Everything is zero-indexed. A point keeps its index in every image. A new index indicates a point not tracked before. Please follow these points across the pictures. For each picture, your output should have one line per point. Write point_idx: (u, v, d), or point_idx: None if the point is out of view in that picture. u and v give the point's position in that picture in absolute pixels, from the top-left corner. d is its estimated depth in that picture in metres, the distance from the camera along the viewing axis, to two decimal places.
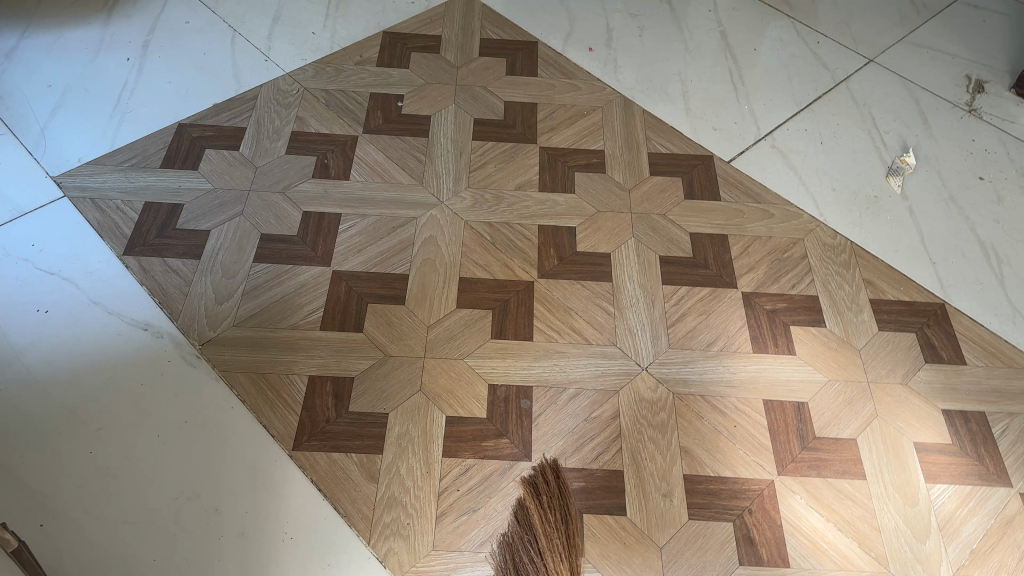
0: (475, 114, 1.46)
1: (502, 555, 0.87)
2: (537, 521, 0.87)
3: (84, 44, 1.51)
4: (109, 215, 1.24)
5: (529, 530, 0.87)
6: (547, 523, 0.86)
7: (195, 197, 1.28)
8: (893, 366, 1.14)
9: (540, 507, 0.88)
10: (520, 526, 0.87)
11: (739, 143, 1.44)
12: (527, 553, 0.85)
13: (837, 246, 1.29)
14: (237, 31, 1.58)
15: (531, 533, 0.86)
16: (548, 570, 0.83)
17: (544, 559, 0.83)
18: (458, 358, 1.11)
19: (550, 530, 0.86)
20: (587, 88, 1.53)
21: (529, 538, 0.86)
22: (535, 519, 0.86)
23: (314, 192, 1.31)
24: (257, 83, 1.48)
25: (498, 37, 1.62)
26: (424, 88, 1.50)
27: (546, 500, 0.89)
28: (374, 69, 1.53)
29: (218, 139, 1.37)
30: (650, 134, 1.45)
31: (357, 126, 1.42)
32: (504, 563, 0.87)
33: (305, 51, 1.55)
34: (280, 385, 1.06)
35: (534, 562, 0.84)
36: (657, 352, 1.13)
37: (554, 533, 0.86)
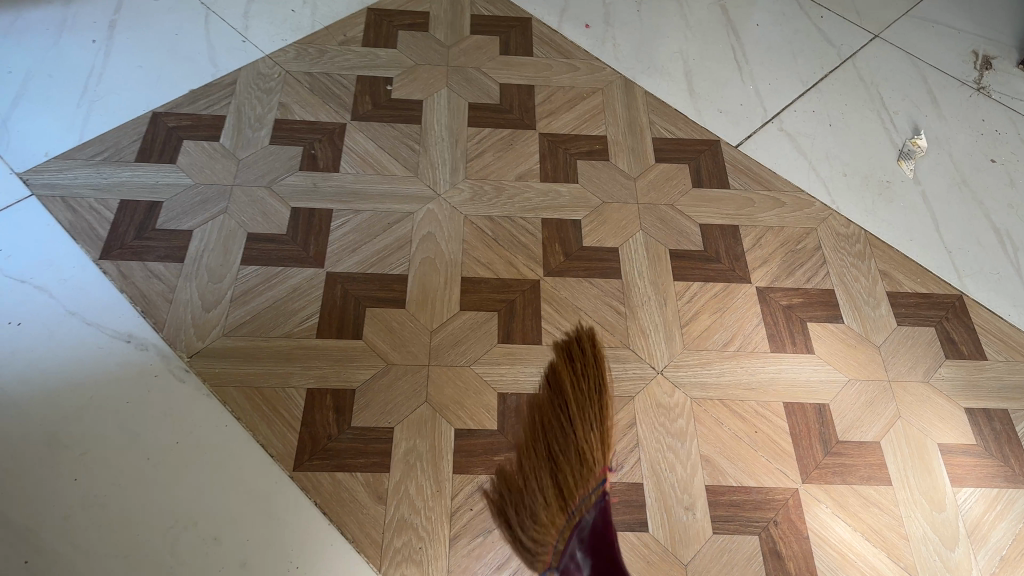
0: (468, 98, 1.38)
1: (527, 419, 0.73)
2: (568, 385, 0.72)
3: (46, 26, 1.40)
4: (82, 215, 1.16)
5: (559, 394, 0.72)
6: (580, 391, 0.72)
7: (174, 194, 1.20)
8: (914, 363, 1.10)
9: (574, 376, 0.72)
10: (548, 391, 0.73)
11: (746, 127, 1.38)
12: (553, 418, 0.71)
13: (851, 235, 1.24)
14: (211, 9, 1.47)
15: (561, 397, 0.71)
16: (578, 436, 0.69)
17: (571, 424, 0.70)
18: (464, 365, 1.05)
19: (581, 396, 0.71)
20: (585, 68, 1.46)
21: (558, 402, 0.71)
22: (567, 385, 0.71)
23: (302, 186, 1.23)
24: (235, 67, 1.38)
25: (489, 13, 1.53)
26: (413, 71, 1.42)
27: (582, 367, 0.73)
28: (359, 50, 1.44)
29: (196, 129, 1.28)
30: (654, 118, 1.39)
31: (344, 112, 1.34)
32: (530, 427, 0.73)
33: (285, 31, 1.45)
34: (277, 400, 1.00)
35: (562, 425, 0.70)
36: (672, 354, 1.08)
37: (587, 399, 0.71)
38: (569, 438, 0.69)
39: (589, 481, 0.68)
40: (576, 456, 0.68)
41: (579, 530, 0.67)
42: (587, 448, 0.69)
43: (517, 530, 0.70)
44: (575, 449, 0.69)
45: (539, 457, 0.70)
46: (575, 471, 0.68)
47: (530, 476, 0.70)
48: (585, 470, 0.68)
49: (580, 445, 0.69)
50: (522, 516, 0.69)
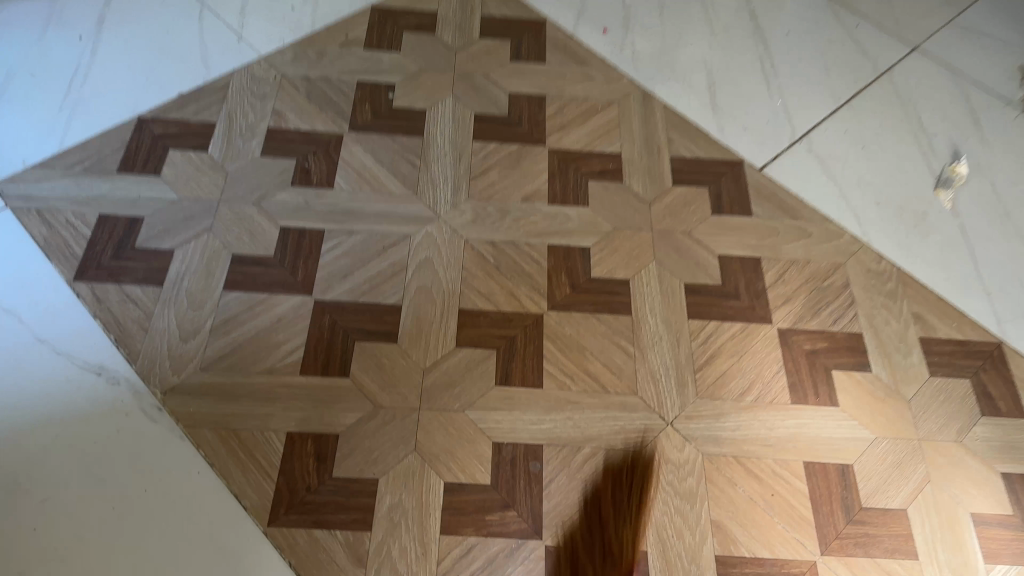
0: (475, 109, 1.30)
1: None
2: (618, 513, 0.90)
3: (30, 19, 1.32)
4: (58, 231, 1.09)
5: None
6: None
7: (156, 209, 1.12)
8: (947, 420, 1.01)
9: None
10: None
11: (772, 148, 1.29)
12: (595, 522, 0.89)
13: (882, 272, 1.15)
14: (206, 5, 1.39)
15: (602, 527, 0.89)
16: None
17: (602, 529, 0.89)
18: (458, 410, 0.97)
19: (625, 507, 0.91)
20: (601, 77, 1.36)
21: (601, 527, 0.89)
22: None
23: (293, 203, 1.15)
24: (229, 68, 1.30)
25: (501, 15, 1.44)
26: (418, 77, 1.33)
27: None
28: (361, 52, 1.35)
29: (183, 138, 1.20)
30: (673, 135, 1.29)
31: (342, 122, 1.26)
32: None
33: (282, 30, 1.36)
34: (254, 444, 0.93)
35: (596, 535, 0.89)
36: (684, 403, 1.00)
37: (629, 518, 0.90)
38: (599, 535, 0.89)
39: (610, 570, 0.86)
40: (601, 549, 0.88)
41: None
42: (612, 544, 0.88)
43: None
44: (601, 545, 0.88)
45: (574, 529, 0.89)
46: (590, 557, 0.87)
47: None
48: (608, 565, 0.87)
49: (608, 563, 0.87)
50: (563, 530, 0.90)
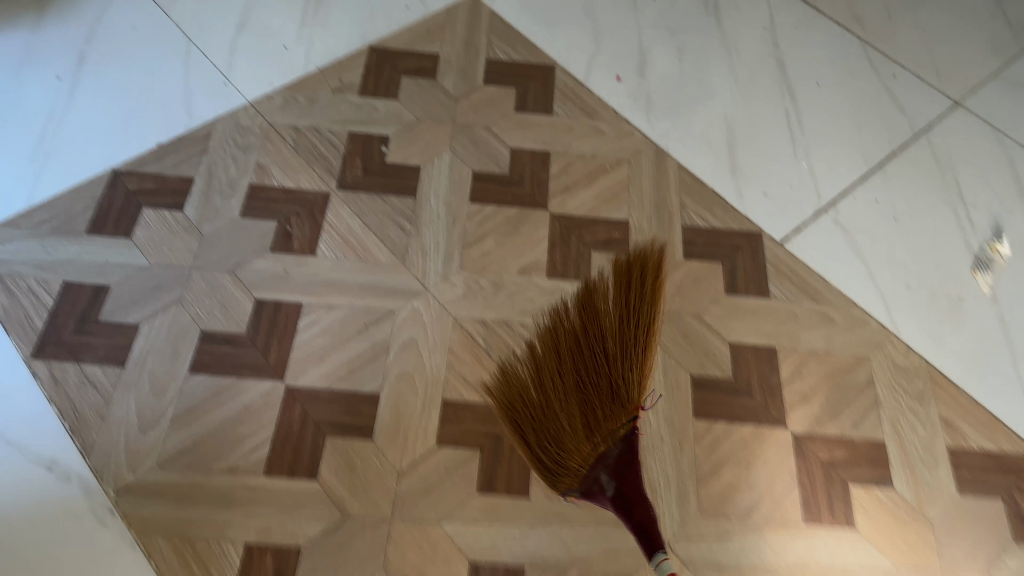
0: (474, 166, 1.21)
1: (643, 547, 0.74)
2: (615, 318, 0.82)
3: (6, 55, 1.25)
4: (18, 300, 1.02)
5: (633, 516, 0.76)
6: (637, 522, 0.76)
7: (124, 276, 1.05)
8: (974, 549, 0.92)
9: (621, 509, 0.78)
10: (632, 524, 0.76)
11: (795, 217, 1.18)
12: (589, 315, 0.82)
13: (910, 368, 1.04)
14: (193, 42, 1.31)
15: (604, 345, 0.80)
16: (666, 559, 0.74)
17: (607, 356, 0.80)
18: (434, 522, 0.89)
19: (626, 320, 0.82)
20: (612, 132, 1.27)
21: (600, 341, 0.81)
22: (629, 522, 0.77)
23: (271, 272, 1.07)
24: (213, 116, 1.22)
25: (507, 59, 1.34)
26: (414, 128, 1.24)
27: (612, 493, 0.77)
28: (355, 100, 1.27)
29: (158, 194, 1.13)
30: (686, 200, 1.19)
31: (329, 178, 1.17)
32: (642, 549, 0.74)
33: (273, 73, 1.28)
34: (209, 557, 0.86)
35: (602, 351, 0.80)
36: (684, 520, 0.91)
37: (629, 341, 0.81)
38: (607, 367, 0.79)
39: (621, 422, 0.79)
40: (606, 388, 0.79)
41: (602, 473, 0.78)
42: (619, 386, 0.79)
43: (539, 447, 0.80)
44: (609, 381, 0.79)
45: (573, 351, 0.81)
46: (603, 402, 0.78)
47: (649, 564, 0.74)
48: (617, 408, 0.78)
49: (620, 409, 0.78)
50: (561, 374, 0.80)
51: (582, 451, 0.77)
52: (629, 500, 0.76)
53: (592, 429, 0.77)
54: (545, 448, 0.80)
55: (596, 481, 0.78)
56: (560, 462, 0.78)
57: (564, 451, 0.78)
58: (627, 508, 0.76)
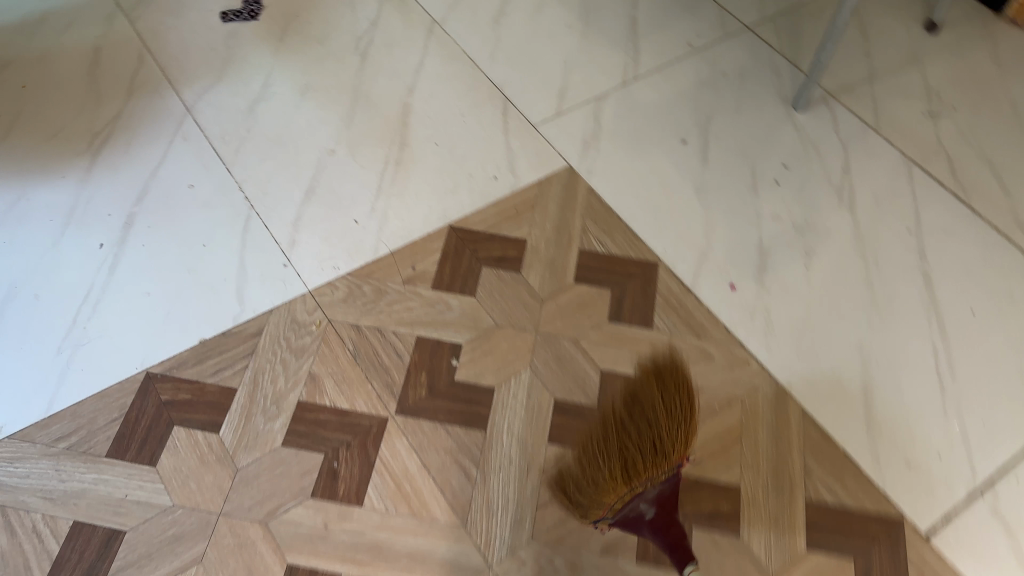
0: (557, 393, 1.02)
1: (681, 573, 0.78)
2: (658, 409, 0.81)
3: (50, 216, 1.14)
4: (20, 543, 0.89)
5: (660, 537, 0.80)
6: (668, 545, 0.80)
7: (142, 519, 0.90)
8: None
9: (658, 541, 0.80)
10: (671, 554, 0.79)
11: (944, 500, 0.97)
12: (646, 408, 0.81)
13: None
14: (255, 207, 1.17)
15: (651, 417, 0.80)
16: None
17: (652, 426, 0.80)
18: None
19: (664, 396, 0.82)
20: (723, 357, 1.08)
21: (644, 416, 0.81)
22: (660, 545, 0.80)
23: (310, 528, 0.91)
24: (266, 304, 1.08)
25: (604, 251, 1.17)
26: (490, 335, 1.08)
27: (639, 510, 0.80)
28: (428, 294, 1.11)
29: (193, 408, 0.98)
30: (811, 463, 0.99)
31: (389, 399, 1.01)
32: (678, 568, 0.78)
33: (338, 253, 1.14)
34: None
35: (644, 424, 0.80)
36: None
37: (672, 413, 0.81)
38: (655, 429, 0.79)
39: (660, 470, 0.79)
40: (651, 445, 0.78)
41: (641, 504, 0.80)
42: (665, 446, 0.79)
43: (580, 485, 0.83)
44: (655, 439, 0.79)
45: (617, 421, 0.82)
46: (648, 457, 0.78)
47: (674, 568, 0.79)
48: (659, 459, 0.79)
49: (662, 462, 0.79)
50: (606, 430, 0.82)
51: (620, 493, 0.78)
52: (665, 524, 0.80)
53: (631, 476, 0.77)
54: (584, 489, 0.82)
55: (635, 510, 0.80)
56: (592, 497, 0.81)
57: (600, 492, 0.79)
58: (662, 534, 0.80)
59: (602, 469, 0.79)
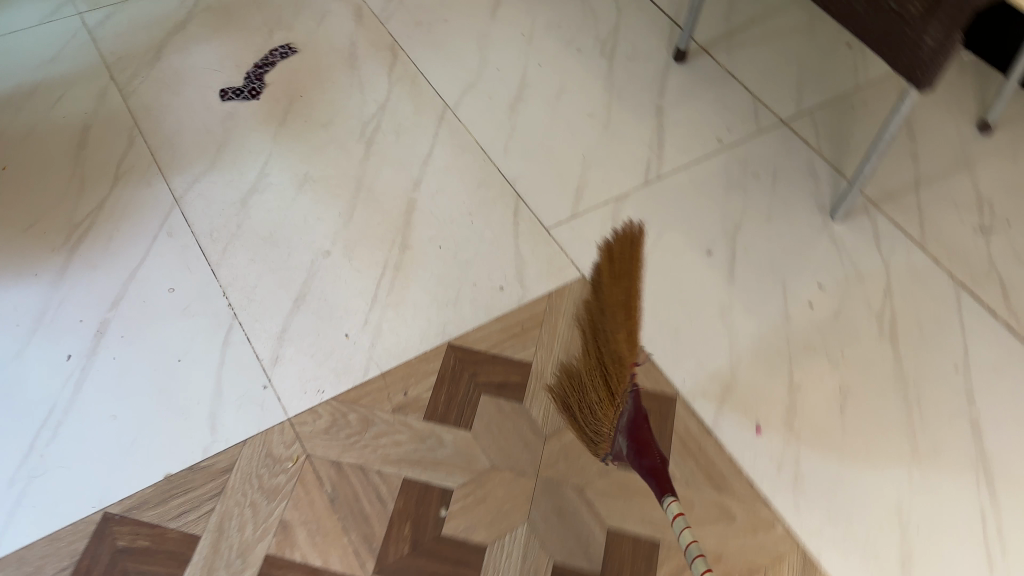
0: (556, 555, 0.91)
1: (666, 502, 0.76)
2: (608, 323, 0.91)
3: (18, 321, 1.06)
4: None
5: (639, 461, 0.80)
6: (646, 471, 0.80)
7: None
8: None
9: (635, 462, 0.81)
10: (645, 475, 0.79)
11: None
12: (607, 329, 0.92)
13: None
14: (238, 316, 1.09)
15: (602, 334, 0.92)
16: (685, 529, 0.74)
17: (616, 339, 0.88)
18: None
19: (610, 303, 0.92)
20: (743, 517, 0.96)
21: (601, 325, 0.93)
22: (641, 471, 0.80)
23: None
24: (240, 434, 0.98)
25: None
26: (485, 478, 0.96)
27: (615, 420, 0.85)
28: (419, 425, 1.01)
29: (150, 559, 0.89)
30: None
31: (367, 555, 0.90)
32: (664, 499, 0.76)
33: (324, 373, 1.04)
34: None
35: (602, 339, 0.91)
36: None
37: (621, 326, 0.89)
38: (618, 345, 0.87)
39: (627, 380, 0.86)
40: (613, 357, 0.87)
41: (618, 437, 0.84)
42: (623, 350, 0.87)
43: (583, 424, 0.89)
44: (614, 342, 0.88)
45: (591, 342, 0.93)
46: (614, 370, 0.86)
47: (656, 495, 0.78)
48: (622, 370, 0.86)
49: (625, 366, 0.86)
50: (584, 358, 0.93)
51: (611, 417, 0.86)
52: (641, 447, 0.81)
53: (613, 393, 0.86)
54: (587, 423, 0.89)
55: (616, 445, 0.85)
56: (597, 433, 0.87)
57: (599, 420, 0.87)
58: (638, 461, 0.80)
59: (593, 391, 0.88)
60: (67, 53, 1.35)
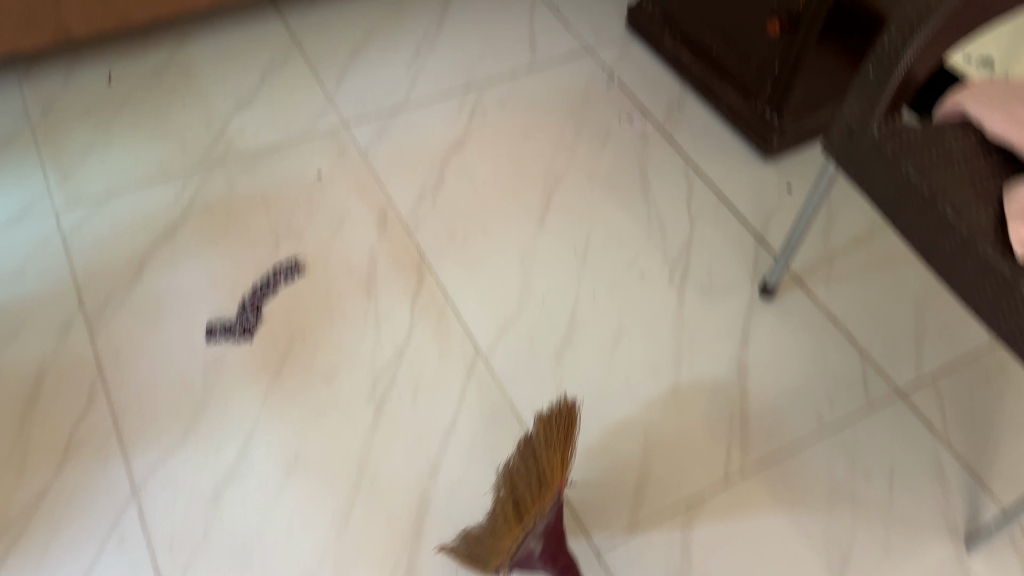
0: None
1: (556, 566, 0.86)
2: (537, 447, 0.82)
3: None
4: None
5: (535, 548, 0.84)
6: (546, 561, 0.85)
7: None
8: None
9: (533, 555, 0.85)
10: (541, 550, 0.85)
11: None
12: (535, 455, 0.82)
13: None
14: None
15: (528, 458, 0.83)
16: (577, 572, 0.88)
17: (541, 473, 0.81)
18: None
19: (543, 450, 0.82)
20: None
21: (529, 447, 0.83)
22: (536, 556, 0.85)
23: None
24: None
25: None
26: None
27: (509, 544, 0.80)
28: None
29: None
30: None
31: None
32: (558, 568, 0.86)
33: None
34: None
35: (529, 463, 0.82)
36: None
37: (548, 452, 0.82)
38: (538, 469, 0.81)
39: (546, 504, 0.81)
40: (536, 483, 0.81)
41: (529, 543, 0.83)
42: (549, 478, 0.81)
43: (474, 542, 0.83)
44: (538, 474, 0.81)
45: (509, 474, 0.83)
46: (535, 494, 0.80)
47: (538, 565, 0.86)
48: (545, 494, 0.81)
49: (547, 490, 0.81)
50: (496, 485, 0.83)
51: (514, 536, 0.80)
52: (553, 552, 0.85)
53: (523, 517, 0.80)
54: (480, 540, 0.82)
55: (525, 549, 0.83)
56: (493, 551, 0.82)
57: (496, 540, 0.81)
58: (550, 563, 0.85)
59: (494, 516, 0.81)
60: (33, 267, 1.14)
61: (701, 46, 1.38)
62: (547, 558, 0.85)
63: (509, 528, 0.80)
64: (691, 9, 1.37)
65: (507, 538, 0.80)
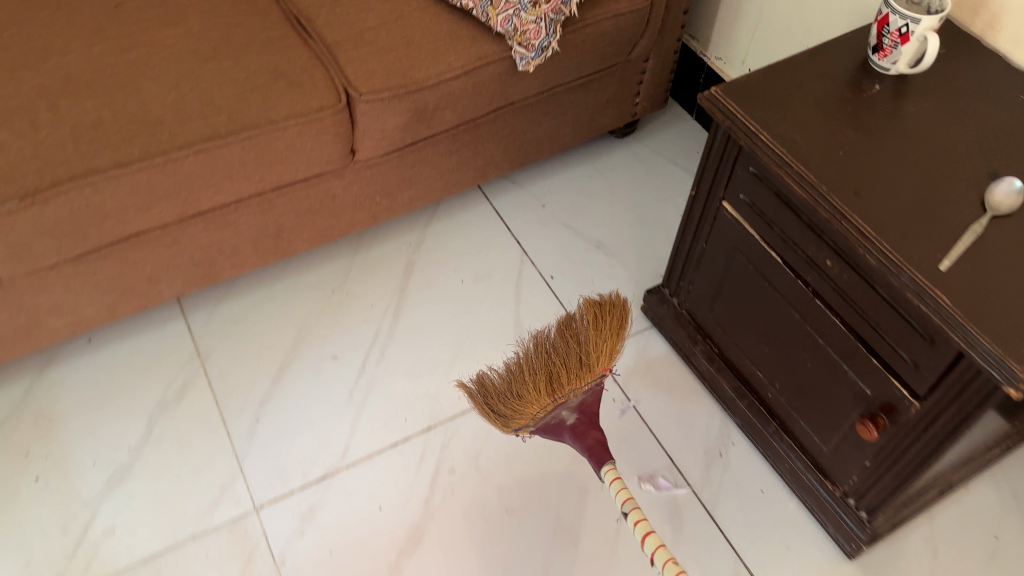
0: None
1: (586, 445, 0.79)
2: (583, 334, 0.81)
3: None
4: None
5: (563, 411, 0.80)
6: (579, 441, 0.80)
7: None
8: None
9: (567, 431, 0.81)
10: (575, 418, 0.80)
11: None
12: (576, 327, 0.82)
13: None
14: None
15: (571, 337, 0.81)
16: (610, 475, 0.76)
17: (580, 343, 0.80)
18: None
19: (584, 340, 0.80)
20: None
21: (569, 324, 0.82)
22: (568, 430, 0.81)
23: None
24: None
25: None
26: None
27: (540, 406, 0.78)
28: None
29: None
30: None
31: None
32: (591, 447, 0.79)
33: None
34: None
35: (569, 342, 0.80)
36: None
37: (588, 339, 0.80)
38: (576, 344, 0.80)
39: (583, 382, 0.79)
40: (574, 365, 0.79)
41: (563, 410, 0.80)
42: (590, 359, 0.79)
43: (496, 398, 0.80)
44: (579, 354, 0.79)
45: (543, 346, 0.80)
46: (573, 375, 0.78)
47: (570, 439, 0.81)
48: (580, 375, 0.79)
49: (584, 371, 0.79)
50: (526, 353, 0.80)
51: (543, 401, 0.78)
52: (586, 428, 0.80)
53: (554, 389, 0.78)
54: (506, 402, 0.79)
55: (557, 416, 0.80)
56: (516, 410, 0.79)
57: (523, 403, 0.78)
58: (581, 438, 0.80)
59: (523, 383, 0.78)
60: None
61: (750, 378, 1.01)
62: (579, 433, 0.80)
63: (539, 397, 0.78)
64: (735, 333, 1.00)
65: (539, 405, 0.78)
